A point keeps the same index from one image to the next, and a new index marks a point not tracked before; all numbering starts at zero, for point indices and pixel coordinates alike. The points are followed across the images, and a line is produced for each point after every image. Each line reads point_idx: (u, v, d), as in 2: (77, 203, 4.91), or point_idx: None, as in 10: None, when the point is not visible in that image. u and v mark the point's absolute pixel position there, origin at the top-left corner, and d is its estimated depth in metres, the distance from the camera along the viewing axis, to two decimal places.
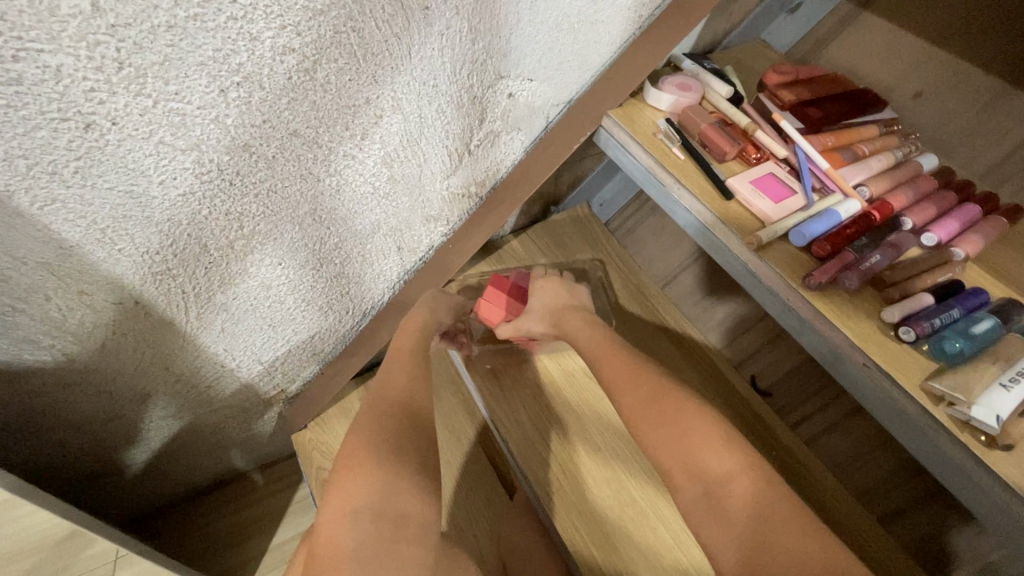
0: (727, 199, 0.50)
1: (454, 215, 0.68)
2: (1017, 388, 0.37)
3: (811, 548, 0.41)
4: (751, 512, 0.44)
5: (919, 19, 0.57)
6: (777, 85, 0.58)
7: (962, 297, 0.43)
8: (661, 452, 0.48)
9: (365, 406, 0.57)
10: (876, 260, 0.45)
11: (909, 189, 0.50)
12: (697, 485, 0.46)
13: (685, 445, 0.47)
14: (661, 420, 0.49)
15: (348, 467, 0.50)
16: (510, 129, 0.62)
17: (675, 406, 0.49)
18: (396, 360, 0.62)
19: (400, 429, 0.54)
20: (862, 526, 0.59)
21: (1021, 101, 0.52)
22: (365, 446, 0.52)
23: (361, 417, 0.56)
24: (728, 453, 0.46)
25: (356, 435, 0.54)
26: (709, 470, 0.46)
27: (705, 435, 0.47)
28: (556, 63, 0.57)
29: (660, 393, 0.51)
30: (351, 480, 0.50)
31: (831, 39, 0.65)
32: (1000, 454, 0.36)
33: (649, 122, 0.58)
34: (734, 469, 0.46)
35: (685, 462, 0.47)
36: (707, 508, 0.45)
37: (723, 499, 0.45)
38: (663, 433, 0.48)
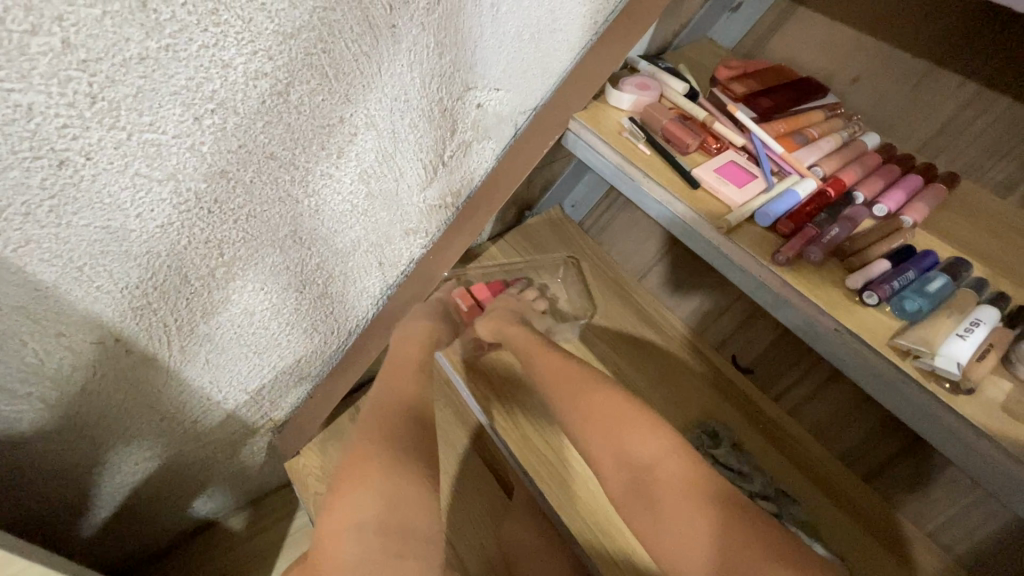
0: (694, 188, 0.53)
1: (432, 227, 0.69)
2: (973, 336, 0.41)
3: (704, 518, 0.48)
4: (673, 492, 0.49)
5: (848, 12, 0.62)
6: (728, 79, 0.62)
7: (916, 260, 0.46)
8: (601, 452, 0.53)
9: (367, 422, 0.60)
10: (837, 233, 0.48)
11: (857, 166, 0.54)
12: (626, 472, 0.52)
13: (617, 438, 0.53)
14: (594, 415, 0.54)
15: (350, 481, 0.53)
16: (481, 138, 0.63)
17: (603, 398, 0.55)
18: (394, 372, 0.66)
19: (401, 443, 0.57)
20: (847, 485, 0.62)
21: (947, 80, 0.57)
22: (368, 459, 0.54)
23: (364, 433, 0.59)
24: (652, 439, 0.52)
25: (358, 452, 0.56)
26: (635, 458, 0.52)
27: (629, 424, 0.53)
28: (520, 72, 0.60)
29: (592, 387, 0.56)
30: (351, 496, 0.52)
31: (772, 33, 0.70)
32: (965, 397, 0.39)
33: (614, 122, 0.61)
34: (658, 454, 0.51)
35: (615, 455, 0.52)
36: (636, 495, 0.51)
37: (649, 487, 0.50)
38: (597, 419, 0.54)
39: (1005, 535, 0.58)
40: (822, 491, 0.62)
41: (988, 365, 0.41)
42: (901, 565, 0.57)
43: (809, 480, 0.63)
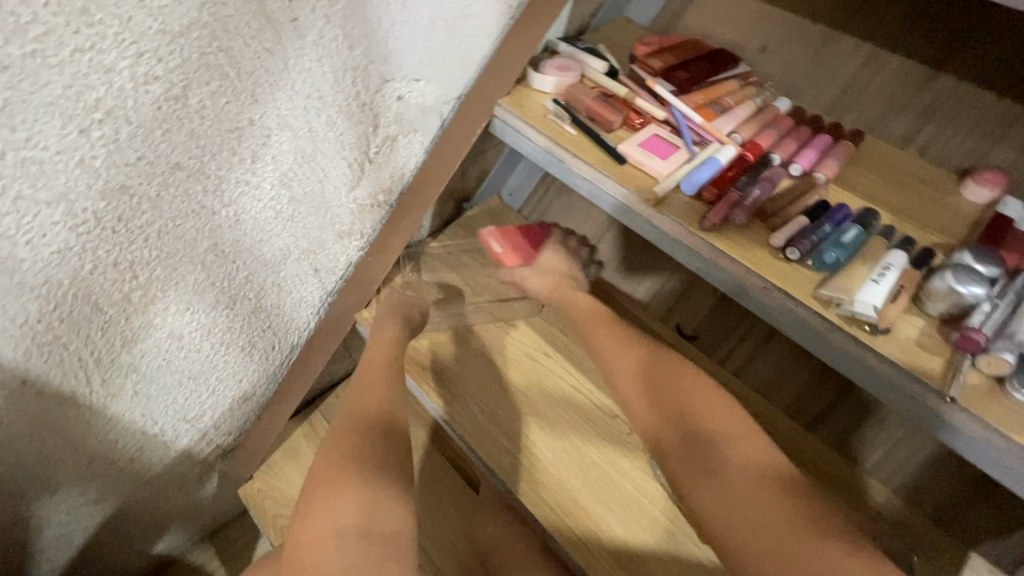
0: (621, 164, 0.53)
1: (367, 228, 0.67)
2: (886, 279, 0.43)
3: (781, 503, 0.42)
4: (741, 472, 0.45)
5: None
6: (645, 55, 0.63)
7: (831, 213, 0.48)
8: (659, 426, 0.50)
9: (342, 429, 0.56)
10: (758, 195, 0.49)
11: (772, 130, 0.56)
12: (688, 444, 0.48)
13: (680, 409, 0.50)
14: (659, 386, 0.52)
15: (329, 486, 0.50)
16: (407, 131, 0.62)
17: (675, 372, 0.52)
18: (366, 376, 0.61)
19: (375, 444, 0.54)
20: (791, 434, 0.64)
21: (846, 42, 0.60)
22: (346, 464, 0.52)
23: (336, 440, 0.55)
24: (722, 420, 0.48)
25: (334, 456, 0.53)
26: (701, 433, 0.48)
27: (702, 398, 0.50)
28: (439, 60, 0.58)
29: (656, 362, 0.53)
30: (331, 501, 0.49)
31: (685, 10, 0.71)
32: (883, 337, 0.41)
33: (538, 106, 0.61)
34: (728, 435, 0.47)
35: (679, 425, 0.49)
36: (699, 468, 0.46)
37: (712, 461, 0.46)
38: (655, 391, 0.51)
39: (936, 463, 0.61)
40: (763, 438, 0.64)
41: (902, 305, 0.43)
42: (839, 497, 0.61)
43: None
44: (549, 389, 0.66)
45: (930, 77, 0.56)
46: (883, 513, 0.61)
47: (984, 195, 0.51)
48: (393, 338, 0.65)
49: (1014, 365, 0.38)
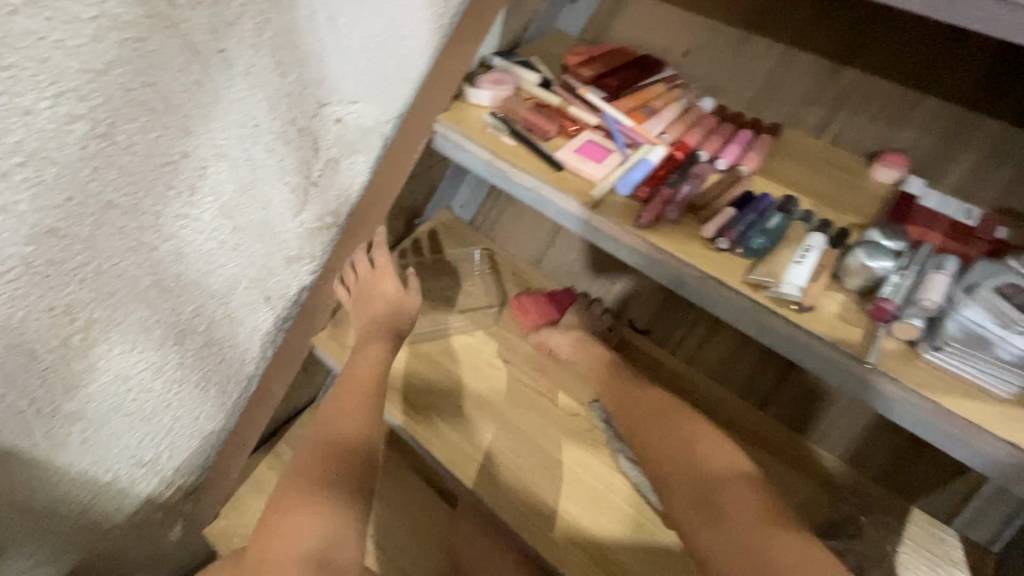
0: (559, 170, 0.56)
1: (316, 250, 0.66)
2: (808, 260, 0.46)
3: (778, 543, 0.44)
4: (742, 513, 0.47)
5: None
6: (576, 65, 0.65)
7: (756, 202, 0.52)
8: (664, 465, 0.52)
9: (308, 452, 0.57)
10: (687, 190, 0.52)
11: (698, 129, 0.59)
12: (690, 482, 0.50)
13: (685, 452, 0.52)
14: (675, 434, 0.53)
15: (295, 508, 0.52)
16: (349, 152, 0.62)
17: (679, 417, 0.54)
18: (347, 401, 0.59)
19: (343, 466, 0.55)
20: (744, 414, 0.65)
21: (760, 44, 0.65)
22: (313, 486, 0.54)
23: (303, 464, 0.56)
24: (735, 471, 0.50)
25: (303, 479, 0.55)
26: (706, 475, 0.50)
27: (704, 441, 0.52)
28: (375, 82, 0.59)
29: (663, 406, 0.56)
30: (294, 523, 0.51)
31: (611, 20, 0.75)
32: (809, 315, 0.44)
33: (476, 119, 0.62)
34: (739, 484, 0.49)
35: (684, 467, 0.51)
36: (710, 514, 0.48)
37: (723, 508, 0.47)
38: (660, 433, 0.54)
39: (874, 428, 0.66)
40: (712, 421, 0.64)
41: (823, 282, 0.46)
42: (789, 470, 0.61)
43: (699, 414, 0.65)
44: (510, 394, 0.67)
45: (834, 70, 0.61)
46: (836, 476, 0.61)
47: (891, 174, 0.55)
48: (380, 356, 0.63)
49: (921, 330, 0.41)
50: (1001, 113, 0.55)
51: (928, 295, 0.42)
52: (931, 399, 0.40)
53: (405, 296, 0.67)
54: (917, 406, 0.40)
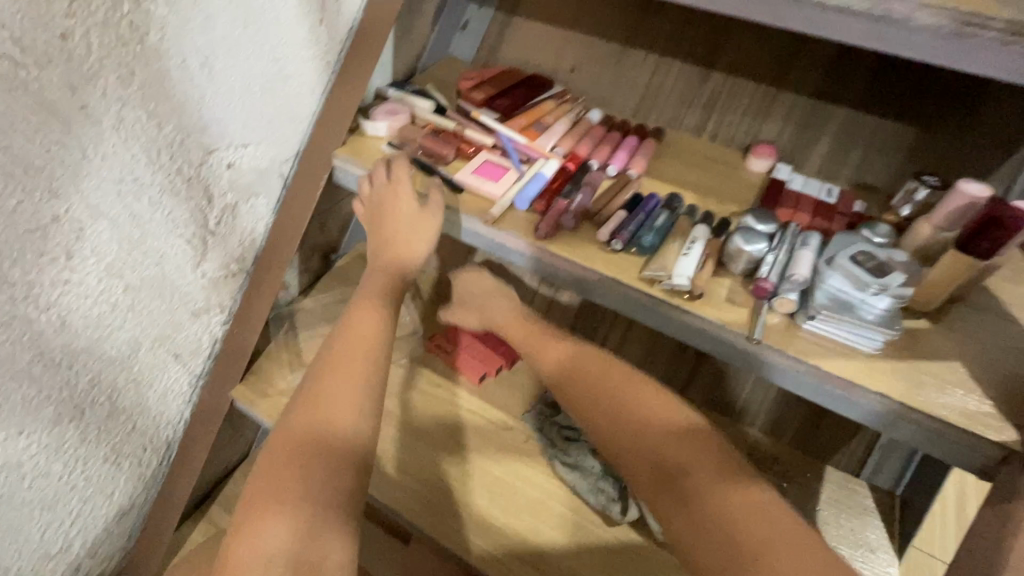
0: (458, 192, 0.57)
1: (225, 300, 0.64)
2: (694, 251, 0.49)
3: (738, 509, 0.37)
4: (696, 479, 0.39)
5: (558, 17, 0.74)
6: (468, 89, 0.68)
7: (645, 203, 0.55)
8: (604, 432, 0.44)
9: (295, 428, 0.42)
10: (580, 200, 0.55)
11: (588, 139, 0.62)
12: (636, 449, 0.42)
13: (625, 414, 0.43)
14: (615, 411, 0.44)
15: (271, 495, 0.39)
16: (247, 197, 0.61)
17: (614, 376, 0.46)
18: (340, 367, 0.45)
19: (331, 444, 0.41)
20: None
21: (635, 55, 0.70)
22: (298, 466, 0.40)
23: (284, 448, 0.42)
24: (687, 442, 0.41)
25: (283, 458, 0.41)
26: (649, 438, 0.42)
27: (644, 397, 0.44)
28: (265, 123, 0.59)
29: (599, 368, 0.47)
30: (268, 513, 0.38)
31: (500, 43, 0.78)
32: (701, 302, 0.47)
33: (375, 151, 0.63)
34: (696, 455, 0.40)
35: (626, 432, 0.43)
36: (673, 498, 0.39)
37: (683, 488, 0.39)
38: (591, 396, 0.46)
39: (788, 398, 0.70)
40: None
41: (710, 269, 0.50)
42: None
43: None
44: (447, 418, 0.66)
45: (704, 73, 0.67)
46: (755, 450, 0.65)
47: (762, 165, 0.60)
48: (375, 307, 0.51)
49: (796, 302, 0.45)
50: (848, 97, 0.61)
51: (798, 269, 0.46)
52: (815, 364, 0.43)
53: (418, 218, 0.54)
54: (800, 370, 0.44)
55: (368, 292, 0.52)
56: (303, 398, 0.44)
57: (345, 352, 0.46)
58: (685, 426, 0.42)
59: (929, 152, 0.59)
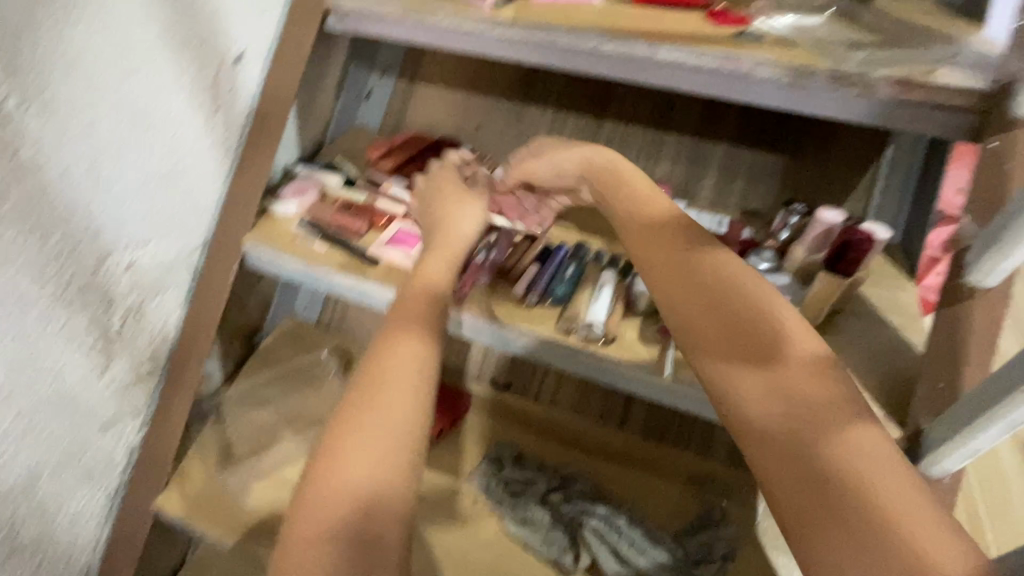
0: (375, 265, 0.58)
1: (138, 404, 0.60)
2: (604, 296, 0.52)
3: (876, 463, 0.28)
4: (824, 415, 0.30)
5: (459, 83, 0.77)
6: (377, 158, 0.69)
7: (555, 253, 0.57)
8: (726, 359, 0.33)
9: (331, 462, 0.32)
10: (494, 258, 0.55)
11: None
12: (763, 377, 0.32)
13: (756, 336, 0.33)
14: (746, 333, 0.34)
15: (334, 466, 0.32)
16: (153, 294, 0.58)
17: (748, 292, 0.35)
18: (393, 340, 0.38)
19: (391, 413, 0.34)
20: (608, 438, 0.68)
21: (532, 112, 0.74)
22: (357, 436, 0.33)
23: (326, 481, 0.32)
24: (822, 380, 0.32)
25: (346, 425, 0.34)
26: (781, 367, 0.32)
27: (778, 322, 0.34)
28: (166, 218, 0.57)
29: (731, 282, 0.36)
30: (333, 486, 0.32)
31: (405, 109, 0.81)
32: (615, 346, 0.50)
33: (286, 231, 0.62)
34: (825, 396, 0.31)
35: (754, 359, 0.33)
36: (787, 446, 0.30)
37: (802, 437, 0.30)
38: (718, 313, 0.35)
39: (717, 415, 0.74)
40: (586, 453, 0.67)
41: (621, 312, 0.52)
42: (657, 478, 0.65)
43: (575, 449, 0.68)
44: None
45: (596, 123, 0.72)
46: (697, 470, 0.65)
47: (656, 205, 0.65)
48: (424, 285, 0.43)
49: None
50: (722, 135, 0.68)
51: None
52: None
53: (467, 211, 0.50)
54: (708, 400, 0.47)
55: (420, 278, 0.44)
56: (332, 425, 0.35)
57: (389, 369, 0.36)
58: (817, 359, 0.32)
59: (798, 177, 0.66)
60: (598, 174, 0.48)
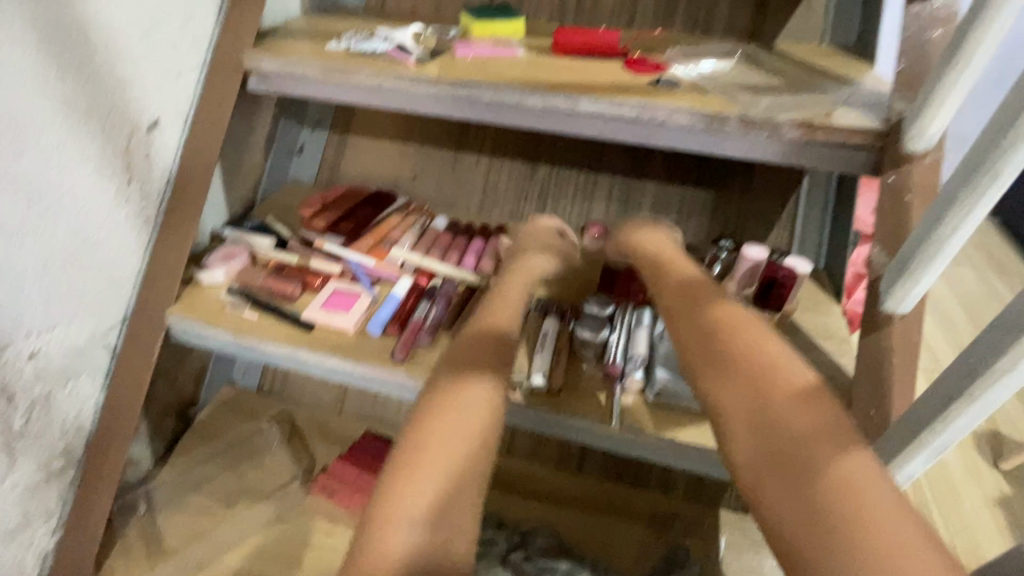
0: (310, 330, 0.55)
1: (50, 505, 0.55)
2: (547, 346, 0.51)
3: (863, 497, 0.28)
4: (811, 450, 0.31)
5: (391, 132, 0.77)
6: (310, 216, 0.67)
7: (496, 305, 0.57)
8: (723, 394, 0.34)
9: (404, 472, 0.35)
10: (434, 314, 0.55)
11: (437, 248, 0.64)
12: (756, 414, 0.33)
13: (749, 372, 0.34)
14: (739, 370, 0.34)
15: (418, 461, 0.36)
16: (62, 382, 0.53)
17: (746, 329, 0.36)
18: (465, 374, 0.40)
19: (470, 423, 0.38)
20: (568, 486, 0.68)
21: (467, 159, 0.75)
22: (442, 442, 0.36)
23: (399, 487, 0.35)
24: (813, 414, 0.32)
25: (432, 432, 0.37)
26: (774, 403, 0.32)
27: (775, 357, 0.34)
28: (74, 298, 0.53)
29: (726, 322, 0.37)
30: (418, 478, 0.35)
31: (340, 161, 0.79)
32: (560, 396, 0.49)
33: (213, 300, 0.59)
34: (815, 425, 0.31)
35: (748, 395, 0.33)
36: (778, 472, 0.31)
37: (793, 463, 0.30)
38: (714, 351, 0.36)
39: None
40: (547, 503, 0.67)
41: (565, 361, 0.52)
42: (619, 521, 0.65)
43: (536, 500, 0.67)
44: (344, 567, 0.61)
45: (531, 167, 0.73)
46: (659, 509, 0.66)
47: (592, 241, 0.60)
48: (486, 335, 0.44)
49: (642, 379, 0.49)
50: (651, 173, 0.70)
51: (636, 348, 0.51)
52: (671, 439, 0.46)
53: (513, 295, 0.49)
54: (655, 445, 0.47)
55: (487, 327, 0.44)
56: (414, 430, 0.37)
57: (469, 385, 0.39)
58: (810, 388, 0.33)
59: (726, 208, 0.68)
60: (635, 237, 0.52)
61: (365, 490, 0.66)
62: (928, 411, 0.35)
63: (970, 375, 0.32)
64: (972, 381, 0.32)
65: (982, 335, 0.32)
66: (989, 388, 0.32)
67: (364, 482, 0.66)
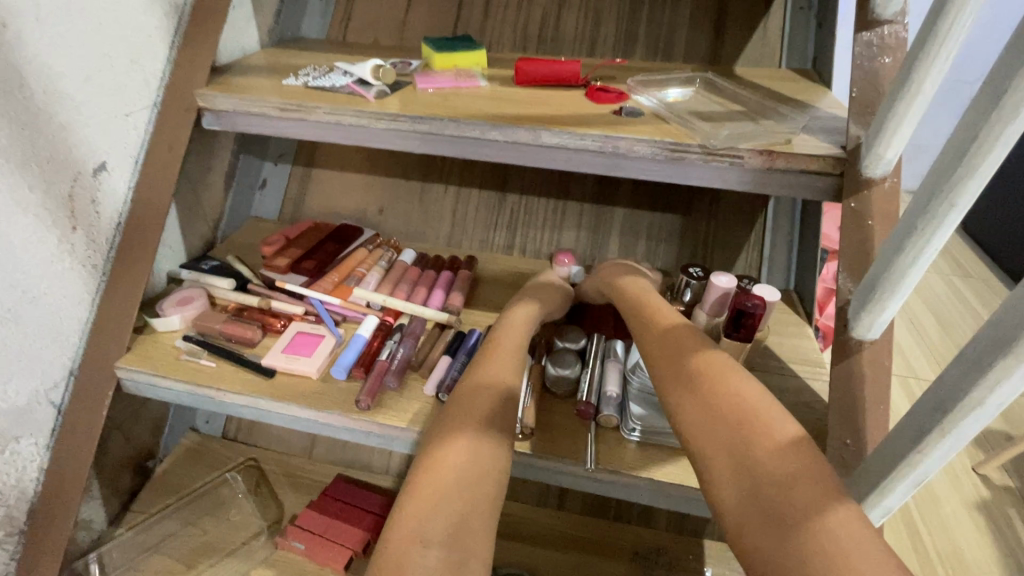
0: (271, 377, 0.53)
1: None
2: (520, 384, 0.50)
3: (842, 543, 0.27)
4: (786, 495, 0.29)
5: (356, 165, 0.75)
6: (271, 254, 0.64)
7: (464, 342, 0.55)
8: (701, 443, 0.34)
9: (420, 491, 0.33)
10: (402, 352, 0.54)
11: (405, 283, 0.63)
12: (731, 461, 0.32)
13: (723, 419, 0.34)
14: (713, 418, 0.34)
15: (430, 482, 0.33)
16: (1, 446, 0.50)
17: (718, 375, 0.36)
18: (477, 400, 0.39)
19: (482, 442, 0.35)
20: (549, 524, 0.67)
21: (435, 190, 0.74)
22: (450, 465, 0.34)
23: (414, 507, 0.32)
24: (787, 457, 0.31)
25: (443, 455, 0.35)
26: (747, 448, 0.32)
27: (748, 401, 0.34)
28: (14, 355, 0.50)
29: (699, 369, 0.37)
30: (430, 498, 0.32)
31: (305, 195, 0.78)
32: (535, 437, 0.48)
33: (167, 349, 0.56)
34: (790, 468, 0.30)
35: (724, 443, 0.33)
36: (758, 517, 0.30)
37: (776, 506, 0.29)
38: (690, 400, 0.36)
39: None
40: (526, 544, 0.65)
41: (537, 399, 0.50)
42: (601, 560, 0.63)
43: (515, 540, 0.65)
44: None
45: (500, 196, 0.72)
46: (640, 544, 0.65)
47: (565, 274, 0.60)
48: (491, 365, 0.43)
49: (617, 416, 0.48)
50: (619, 199, 0.70)
51: (609, 386, 0.50)
52: (648, 477, 0.45)
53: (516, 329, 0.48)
54: (632, 484, 0.46)
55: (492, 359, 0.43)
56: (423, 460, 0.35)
57: (476, 408, 0.38)
58: (790, 432, 0.32)
59: (695, 232, 0.69)
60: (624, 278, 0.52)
61: (335, 538, 0.62)
62: (901, 445, 0.35)
63: (939, 409, 0.32)
64: (942, 415, 0.32)
65: (949, 367, 0.32)
66: (958, 423, 0.31)
67: (334, 530, 0.63)
